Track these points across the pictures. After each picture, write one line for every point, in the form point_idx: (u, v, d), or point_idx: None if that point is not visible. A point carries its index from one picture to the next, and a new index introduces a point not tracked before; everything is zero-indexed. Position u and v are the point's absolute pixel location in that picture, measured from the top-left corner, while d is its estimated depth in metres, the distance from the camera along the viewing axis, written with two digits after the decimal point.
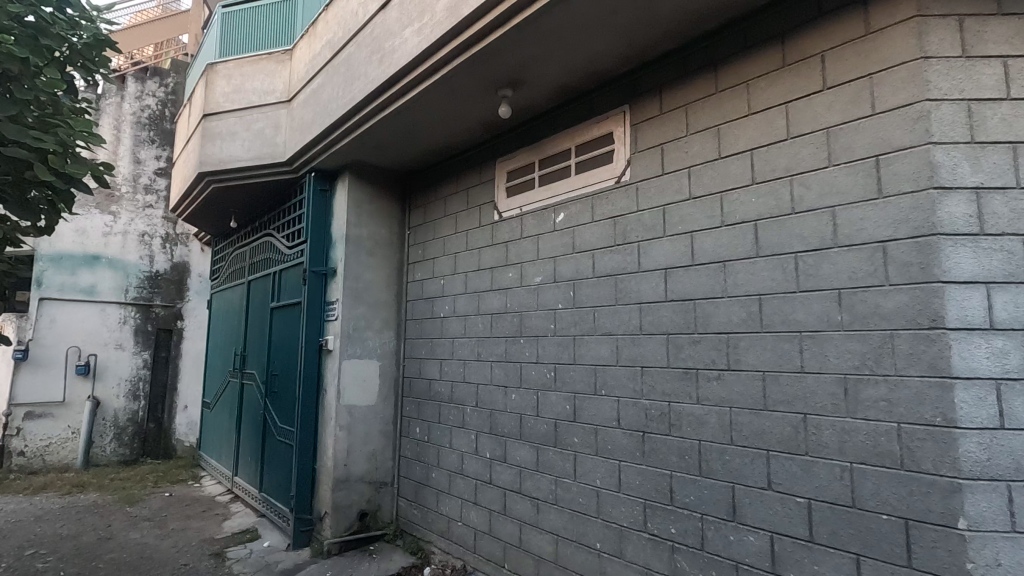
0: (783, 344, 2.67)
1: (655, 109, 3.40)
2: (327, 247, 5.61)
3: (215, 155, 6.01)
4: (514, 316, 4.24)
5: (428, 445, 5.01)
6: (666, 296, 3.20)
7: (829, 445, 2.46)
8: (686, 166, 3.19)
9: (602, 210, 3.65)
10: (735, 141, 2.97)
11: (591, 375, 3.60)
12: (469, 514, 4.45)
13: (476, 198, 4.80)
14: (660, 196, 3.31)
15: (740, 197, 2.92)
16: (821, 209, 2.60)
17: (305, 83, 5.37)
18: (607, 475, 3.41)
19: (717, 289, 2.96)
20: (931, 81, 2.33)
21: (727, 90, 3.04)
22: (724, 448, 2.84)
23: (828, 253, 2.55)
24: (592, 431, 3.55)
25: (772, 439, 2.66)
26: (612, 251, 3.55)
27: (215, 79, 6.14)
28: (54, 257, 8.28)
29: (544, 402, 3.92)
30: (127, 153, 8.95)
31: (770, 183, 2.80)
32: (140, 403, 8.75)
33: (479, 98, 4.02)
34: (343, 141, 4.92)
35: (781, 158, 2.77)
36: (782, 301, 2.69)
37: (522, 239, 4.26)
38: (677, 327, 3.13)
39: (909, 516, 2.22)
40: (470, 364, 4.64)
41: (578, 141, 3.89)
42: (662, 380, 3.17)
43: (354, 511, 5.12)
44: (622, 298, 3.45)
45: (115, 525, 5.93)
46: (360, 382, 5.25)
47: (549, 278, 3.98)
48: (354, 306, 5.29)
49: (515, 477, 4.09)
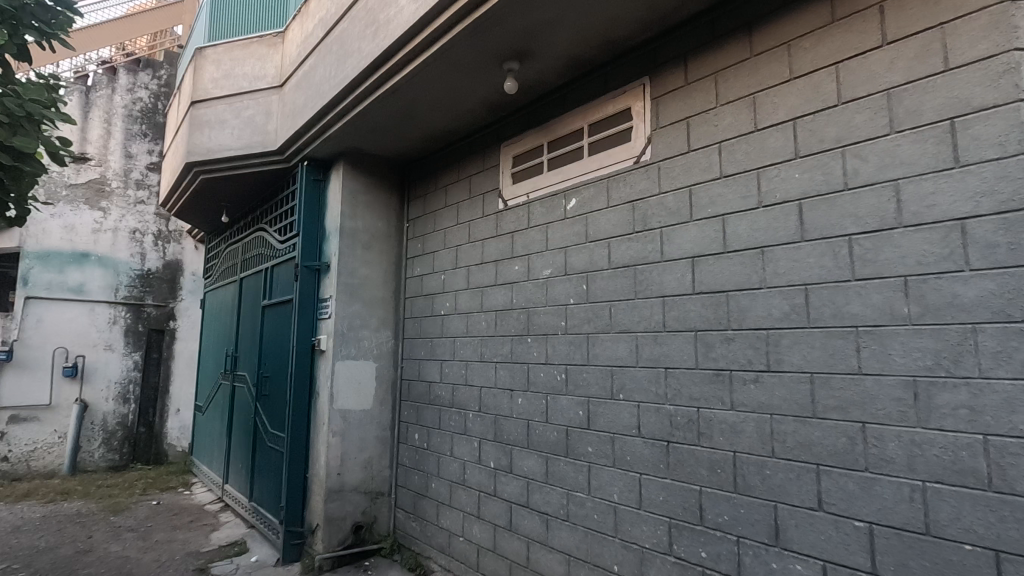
0: (837, 342, 2.29)
1: (680, 79, 3.04)
2: (321, 242, 5.26)
3: (203, 144, 5.68)
4: (521, 313, 3.89)
5: (427, 452, 4.64)
6: (694, 288, 2.83)
7: (896, 460, 2.09)
8: (716, 141, 2.83)
9: (618, 194, 3.29)
10: (774, 110, 2.61)
11: (608, 377, 3.23)
12: (472, 529, 4.08)
13: (479, 185, 4.44)
14: (685, 175, 2.94)
15: (781, 173, 2.55)
16: (882, 183, 2.22)
17: (296, 65, 5.04)
18: (626, 489, 3.04)
19: (755, 279, 2.59)
20: (1020, 27, 1.96)
21: (765, 54, 2.68)
22: (765, 461, 2.47)
23: (892, 234, 2.18)
24: (609, 440, 3.17)
25: (824, 451, 2.29)
26: (630, 239, 3.19)
27: (204, 65, 5.81)
28: (41, 255, 7.96)
29: (554, 407, 3.55)
30: (117, 147, 8.62)
31: (818, 155, 2.43)
32: (131, 407, 8.42)
33: (482, 73, 3.67)
34: (337, 125, 4.57)
35: (831, 126, 2.40)
36: (833, 292, 2.32)
37: (529, 229, 3.91)
38: (707, 322, 2.76)
39: (1000, 548, 1.85)
40: (472, 366, 4.28)
41: (592, 119, 3.53)
42: (689, 383, 2.81)
43: (348, 524, 4.76)
44: (641, 290, 3.09)
45: (96, 537, 5.57)
46: (354, 384, 4.89)
47: (560, 271, 3.62)
48: (349, 304, 4.94)
49: (522, 489, 3.72)
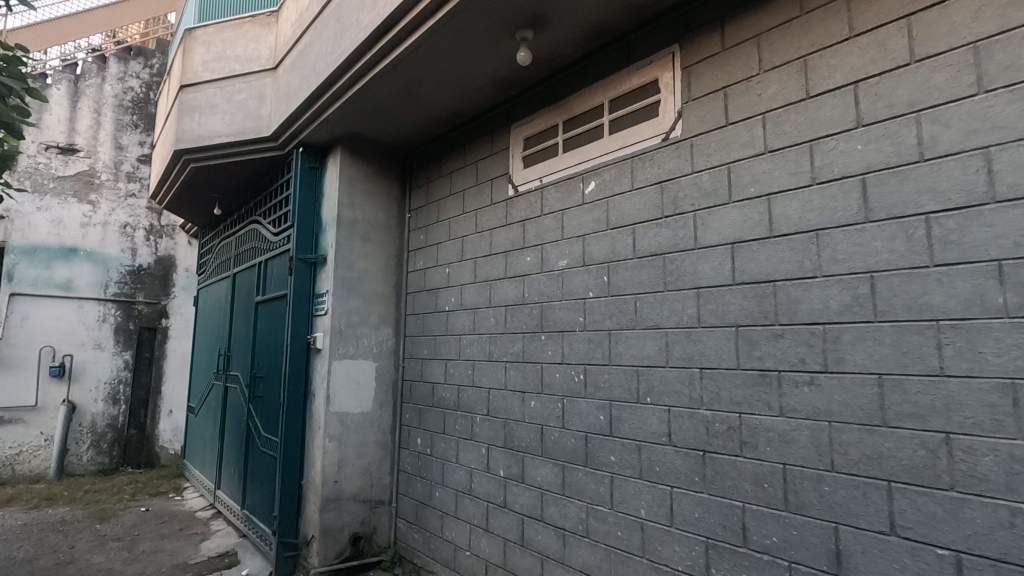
0: (911, 339, 1.97)
1: (716, 45, 2.72)
2: (317, 233, 4.94)
3: (192, 130, 5.35)
4: (533, 307, 3.56)
5: (431, 458, 4.32)
6: (734, 279, 2.50)
7: (991, 478, 1.77)
8: (760, 112, 2.50)
9: (645, 174, 2.96)
10: (830, 74, 2.28)
11: (633, 378, 2.90)
12: (479, 543, 3.76)
13: (487, 171, 4.12)
14: (723, 152, 2.62)
15: (839, 144, 2.23)
16: (969, 151, 1.90)
17: (291, 44, 4.71)
18: (656, 503, 2.71)
19: (808, 266, 2.27)
20: None
21: (819, 10, 2.35)
22: (822, 476, 2.15)
23: (982, 211, 1.85)
24: (634, 449, 2.85)
25: (897, 465, 1.96)
26: (659, 225, 2.86)
27: (194, 46, 5.48)
28: (27, 250, 7.64)
29: (572, 411, 3.22)
30: (107, 138, 8.31)
31: (885, 122, 2.11)
32: (121, 408, 8.10)
33: (492, 44, 3.34)
34: (334, 107, 4.25)
35: (902, 88, 2.08)
36: (907, 280, 2.00)
37: (542, 216, 3.58)
38: (750, 316, 2.43)
39: None
40: (480, 366, 3.95)
41: (614, 94, 3.21)
42: (728, 385, 2.48)
43: (346, 535, 4.44)
44: (671, 281, 2.76)
45: (79, 547, 5.25)
46: (353, 384, 4.57)
47: (577, 261, 3.29)
48: (347, 299, 4.62)
49: (535, 501, 3.39)
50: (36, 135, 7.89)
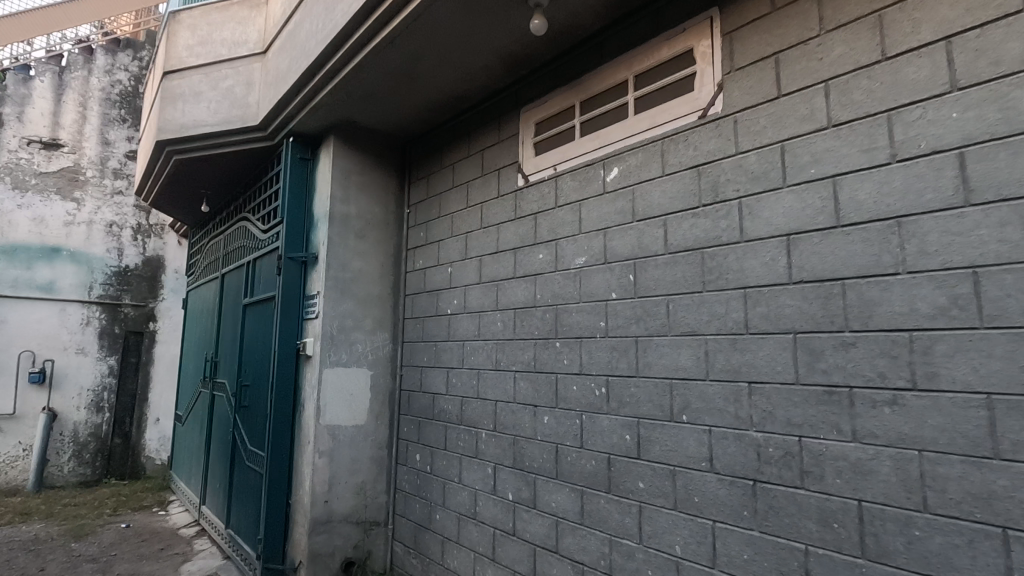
0: None
1: (764, 5, 2.34)
2: (308, 230, 4.54)
3: (175, 119, 4.96)
4: (547, 310, 3.17)
5: (431, 476, 3.91)
6: (791, 277, 2.11)
7: None
8: (820, 80, 2.12)
9: (677, 157, 2.58)
10: (914, 29, 1.90)
11: (664, 393, 2.50)
12: (485, 572, 3.35)
13: (493, 160, 3.73)
14: (775, 128, 2.23)
15: (927, 112, 1.84)
16: None
17: (281, 24, 4.32)
18: (695, 540, 2.31)
19: (887, 261, 1.88)
20: None
21: None
22: (911, 518, 1.75)
23: None
24: (667, 475, 2.44)
25: (1015, 508, 1.57)
26: (694, 216, 2.47)
27: (178, 30, 5.09)
28: (6, 249, 7.26)
29: (592, 429, 2.82)
30: (93, 133, 7.93)
31: (989, 84, 1.72)
32: (105, 416, 7.67)
33: (502, 12, 2.95)
34: (326, 91, 3.87)
35: (1012, 41, 1.69)
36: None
37: (556, 208, 3.19)
38: (811, 322, 2.04)
39: None
40: (486, 376, 3.55)
41: (640, 68, 2.82)
42: (786, 404, 2.08)
43: (337, 560, 4.03)
44: (712, 280, 2.37)
45: (49, 569, 4.83)
46: (346, 395, 4.17)
47: (597, 258, 2.90)
48: (340, 302, 4.23)
49: (549, 530, 2.98)
50: (18, 129, 7.52)
